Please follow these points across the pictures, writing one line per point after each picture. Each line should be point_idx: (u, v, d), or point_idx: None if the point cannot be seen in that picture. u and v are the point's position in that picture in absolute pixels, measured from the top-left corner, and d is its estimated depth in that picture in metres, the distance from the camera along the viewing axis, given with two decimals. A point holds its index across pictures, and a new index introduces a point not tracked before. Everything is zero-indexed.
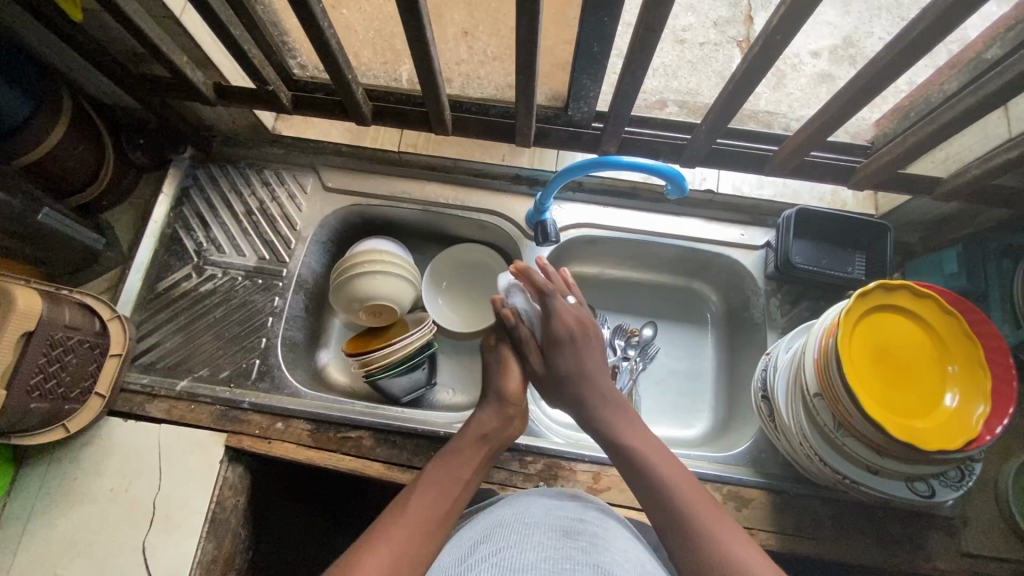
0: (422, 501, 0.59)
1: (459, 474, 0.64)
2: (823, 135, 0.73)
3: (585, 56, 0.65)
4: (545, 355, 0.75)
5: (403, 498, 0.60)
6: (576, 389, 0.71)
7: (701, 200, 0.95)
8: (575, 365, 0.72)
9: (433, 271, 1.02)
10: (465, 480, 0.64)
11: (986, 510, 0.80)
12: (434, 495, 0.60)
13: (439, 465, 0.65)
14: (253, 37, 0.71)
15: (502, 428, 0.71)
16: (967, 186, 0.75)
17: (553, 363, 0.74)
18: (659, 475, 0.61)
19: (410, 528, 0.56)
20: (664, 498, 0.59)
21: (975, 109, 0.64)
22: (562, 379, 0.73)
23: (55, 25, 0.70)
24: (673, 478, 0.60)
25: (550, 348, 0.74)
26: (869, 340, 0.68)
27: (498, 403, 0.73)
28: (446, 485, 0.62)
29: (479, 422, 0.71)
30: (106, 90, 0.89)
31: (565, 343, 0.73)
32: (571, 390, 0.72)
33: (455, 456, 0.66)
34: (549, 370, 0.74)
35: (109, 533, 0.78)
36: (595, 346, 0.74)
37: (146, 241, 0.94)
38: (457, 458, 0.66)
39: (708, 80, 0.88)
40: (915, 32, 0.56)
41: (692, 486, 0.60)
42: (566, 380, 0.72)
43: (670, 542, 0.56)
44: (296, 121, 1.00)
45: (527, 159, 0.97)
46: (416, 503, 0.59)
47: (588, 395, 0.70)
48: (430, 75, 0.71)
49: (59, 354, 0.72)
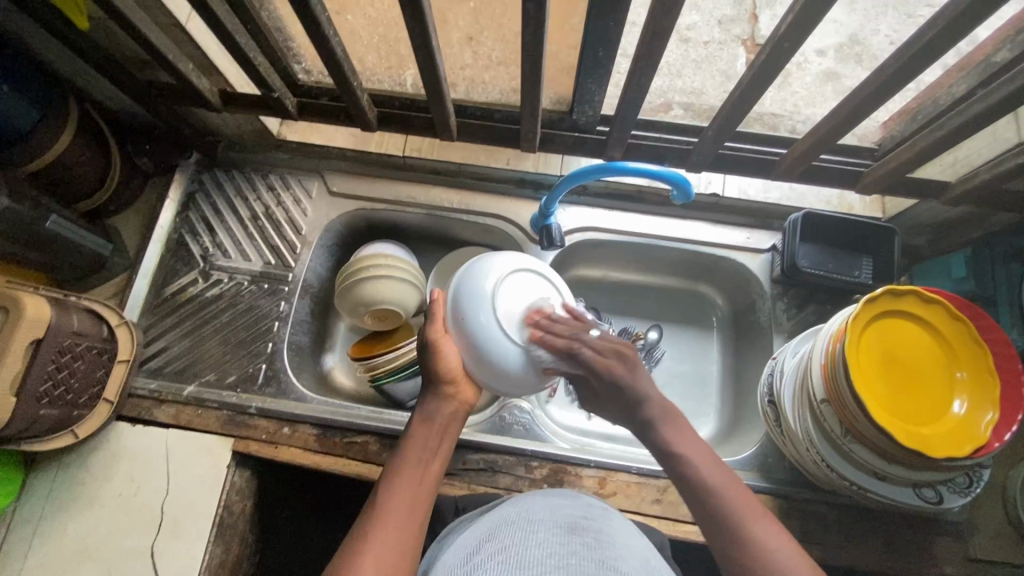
0: (391, 506, 0.56)
1: (416, 467, 0.61)
2: (832, 139, 0.72)
3: (590, 60, 0.65)
4: (601, 391, 0.67)
5: (369, 508, 0.57)
6: (640, 417, 0.65)
7: (707, 204, 0.95)
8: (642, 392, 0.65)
9: (444, 265, 1.03)
10: (422, 463, 0.62)
11: (994, 515, 0.79)
12: (398, 498, 0.57)
13: (397, 461, 0.62)
14: (257, 44, 0.71)
15: (449, 403, 0.67)
16: (976, 189, 0.74)
17: (628, 392, 0.65)
18: (690, 463, 0.60)
19: (381, 534, 0.53)
20: (699, 488, 0.58)
21: (986, 113, 0.63)
22: (629, 411, 0.66)
23: (62, 33, 0.71)
24: (701, 465, 0.60)
25: (607, 388, 0.66)
26: (878, 346, 0.68)
27: (436, 385, 0.68)
28: (408, 482, 0.59)
29: (425, 407, 0.67)
30: (112, 96, 0.89)
31: (620, 375, 0.66)
32: (634, 414, 0.65)
33: (407, 449, 0.63)
34: (606, 401, 0.68)
35: (118, 537, 0.78)
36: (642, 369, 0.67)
37: (153, 246, 0.94)
38: (410, 451, 0.62)
39: (712, 79, 0.86)
40: (927, 36, 0.56)
41: (723, 471, 0.59)
42: (637, 408, 0.65)
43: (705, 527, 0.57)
44: (300, 127, 1.01)
45: (531, 164, 0.98)
46: (383, 511, 0.56)
47: (653, 417, 0.64)
48: (436, 81, 0.71)
49: (68, 360, 0.73)
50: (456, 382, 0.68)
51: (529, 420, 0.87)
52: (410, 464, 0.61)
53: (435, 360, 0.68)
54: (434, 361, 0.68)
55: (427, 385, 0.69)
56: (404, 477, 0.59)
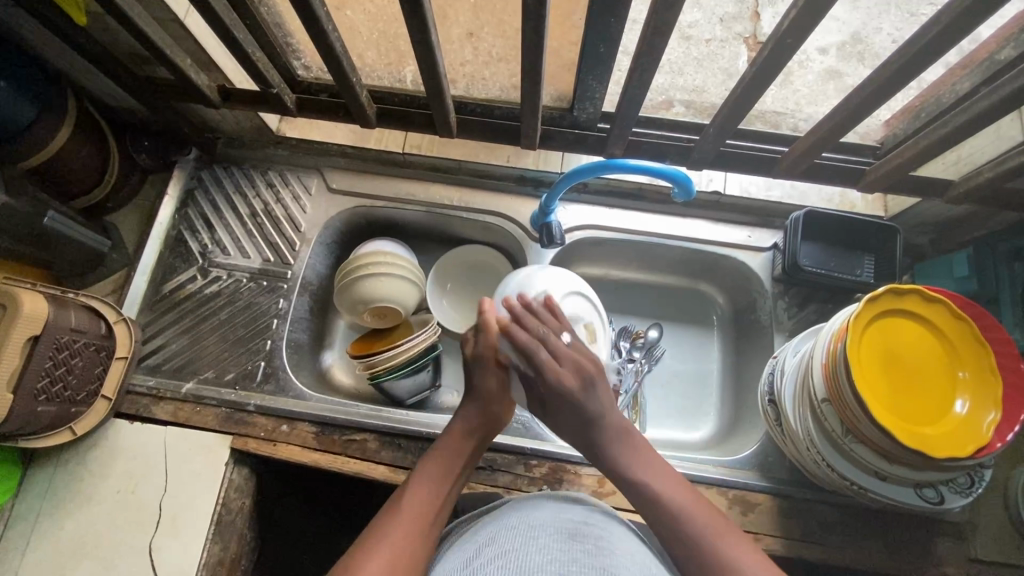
0: (411, 506, 0.58)
1: (441, 475, 0.62)
2: (834, 136, 0.72)
3: (591, 56, 0.64)
4: (547, 403, 0.68)
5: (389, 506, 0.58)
6: (591, 433, 0.65)
7: (708, 202, 0.95)
8: (591, 408, 0.64)
9: (450, 257, 1.03)
10: (448, 471, 0.63)
11: (995, 516, 0.79)
12: (418, 501, 0.58)
13: (424, 465, 0.63)
14: (256, 40, 0.71)
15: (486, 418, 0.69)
16: (979, 188, 0.74)
17: (580, 407, 0.65)
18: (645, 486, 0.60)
19: (398, 533, 0.54)
20: (653, 502, 0.59)
21: (989, 111, 0.63)
22: (580, 427, 0.66)
23: (59, 29, 0.70)
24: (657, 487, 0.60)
25: (556, 398, 0.66)
26: (879, 346, 0.67)
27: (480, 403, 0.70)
28: (432, 489, 0.60)
29: (462, 418, 0.69)
30: (110, 92, 0.89)
31: (574, 392, 0.65)
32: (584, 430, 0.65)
33: (436, 455, 0.64)
34: (558, 415, 0.67)
35: (116, 534, 0.78)
36: (604, 389, 0.66)
37: (152, 243, 0.94)
38: (438, 458, 0.64)
39: (714, 76, 0.85)
40: (929, 34, 0.55)
41: (673, 481, 0.61)
42: (587, 424, 0.65)
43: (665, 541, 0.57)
44: (300, 123, 1.00)
45: (531, 161, 0.97)
46: (404, 511, 0.57)
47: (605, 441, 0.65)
48: (436, 78, 0.71)
49: (66, 357, 0.72)
50: (494, 400, 0.70)
51: (528, 419, 0.87)
52: (434, 471, 0.62)
53: (484, 378, 0.70)
54: (482, 376, 0.70)
55: (468, 397, 0.71)
56: (427, 483, 0.61)
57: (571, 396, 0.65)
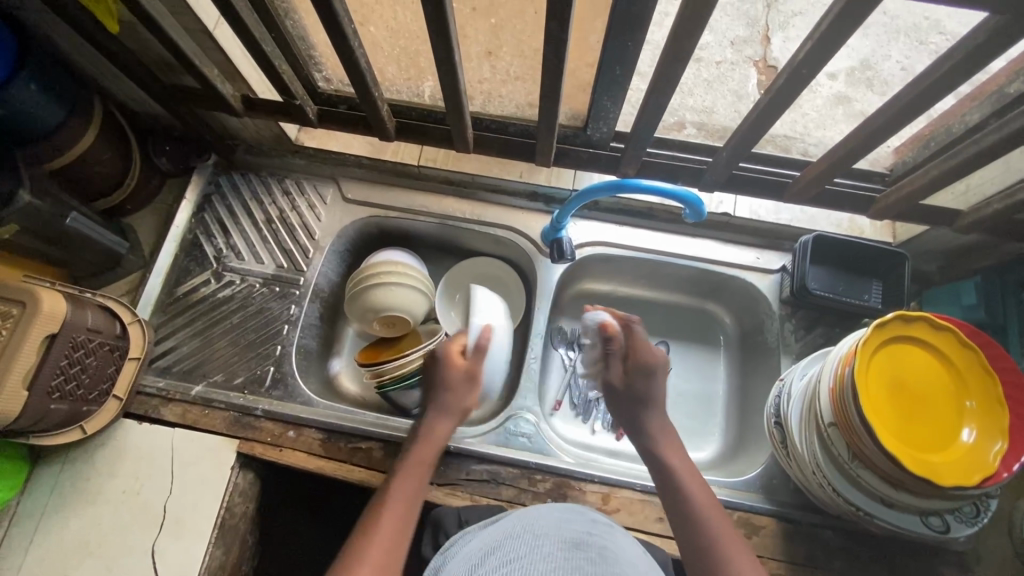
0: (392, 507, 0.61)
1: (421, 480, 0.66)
2: (844, 164, 0.73)
3: (607, 78, 0.66)
4: (628, 373, 0.76)
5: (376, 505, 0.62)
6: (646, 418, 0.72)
7: (718, 223, 0.96)
8: (648, 390, 0.74)
9: (465, 265, 1.03)
10: (417, 498, 0.64)
11: (1002, 547, 0.79)
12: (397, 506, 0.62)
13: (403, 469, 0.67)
14: (282, 52, 0.73)
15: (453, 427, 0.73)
16: (988, 219, 0.75)
17: (637, 390, 0.74)
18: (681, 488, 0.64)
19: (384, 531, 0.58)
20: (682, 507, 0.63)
21: (997, 145, 0.64)
22: (638, 402, 0.74)
23: (91, 36, 0.72)
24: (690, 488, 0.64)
25: (636, 372, 0.75)
26: (888, 371, 0.68)
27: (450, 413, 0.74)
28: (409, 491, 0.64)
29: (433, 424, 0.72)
30: (135, 98, 0.91)
31: (653, 368, 0.75)
32: (641, 407, 0.73)
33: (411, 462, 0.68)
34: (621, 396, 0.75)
35: (120, 534, 0.78)
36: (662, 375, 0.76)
37: (168, 245, 0.96)
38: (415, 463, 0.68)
39: (724, 98, 0.87)
40: (943, 68, 0.56)
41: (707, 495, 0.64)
42: (636, 397, 0.74)
43: (670, 516, 0.64)
44: (318, 133, 1.02)
45: (544, 177, 0.99)
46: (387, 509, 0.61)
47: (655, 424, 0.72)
48: (455, 94, 0.72)
49: (81, 356, 0.73)
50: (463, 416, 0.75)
51: (533, 433, 0.87)
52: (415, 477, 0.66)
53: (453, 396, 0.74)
54: (465, 393, 0.75)
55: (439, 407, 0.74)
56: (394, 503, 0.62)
57: (649, 372, 0.74)
